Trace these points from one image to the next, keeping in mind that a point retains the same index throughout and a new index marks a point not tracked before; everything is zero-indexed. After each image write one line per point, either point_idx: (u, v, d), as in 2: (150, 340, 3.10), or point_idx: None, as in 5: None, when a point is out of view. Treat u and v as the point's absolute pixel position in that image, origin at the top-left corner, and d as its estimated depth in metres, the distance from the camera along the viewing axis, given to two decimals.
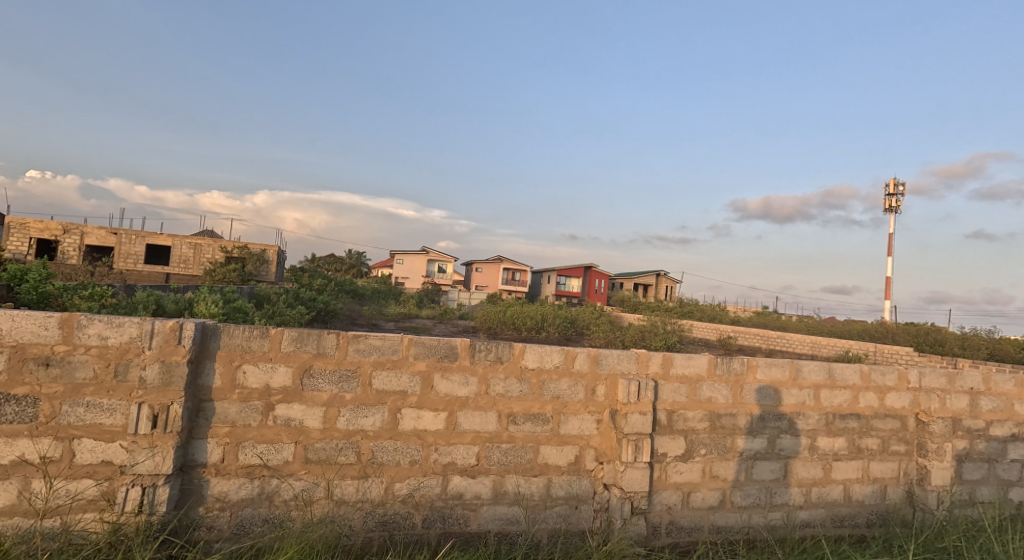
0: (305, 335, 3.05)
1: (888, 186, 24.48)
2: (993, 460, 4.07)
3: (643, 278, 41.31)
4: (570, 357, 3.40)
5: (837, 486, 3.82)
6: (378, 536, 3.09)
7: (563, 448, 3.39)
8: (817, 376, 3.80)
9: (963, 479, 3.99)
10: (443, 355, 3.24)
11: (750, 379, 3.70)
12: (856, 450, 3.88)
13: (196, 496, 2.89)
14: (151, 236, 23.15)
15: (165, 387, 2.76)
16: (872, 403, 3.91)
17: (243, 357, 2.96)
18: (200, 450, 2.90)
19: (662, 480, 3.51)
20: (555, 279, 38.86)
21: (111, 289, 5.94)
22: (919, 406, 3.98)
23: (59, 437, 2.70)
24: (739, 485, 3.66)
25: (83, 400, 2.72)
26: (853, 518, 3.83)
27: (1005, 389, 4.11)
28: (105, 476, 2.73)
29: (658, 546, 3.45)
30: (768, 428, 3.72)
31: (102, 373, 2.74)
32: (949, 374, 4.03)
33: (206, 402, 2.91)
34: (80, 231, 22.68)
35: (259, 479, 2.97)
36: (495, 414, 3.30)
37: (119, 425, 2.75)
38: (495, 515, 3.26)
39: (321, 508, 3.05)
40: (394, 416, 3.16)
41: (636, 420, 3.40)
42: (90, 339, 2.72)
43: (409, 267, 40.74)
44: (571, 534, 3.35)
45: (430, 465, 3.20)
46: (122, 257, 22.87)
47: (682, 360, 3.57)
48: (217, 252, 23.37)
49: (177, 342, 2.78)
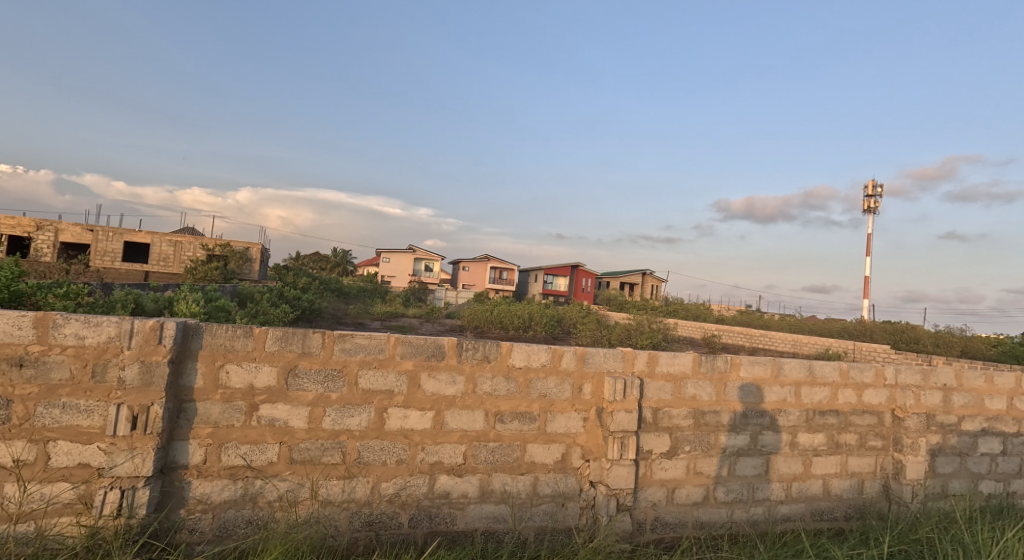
0: (290, 334, 3.02)
1: (866, 187, 25.01)
2: (965, 454, 4.19)
3: (627, 277, 41.63)
4: (557, 356, 3.42)
5: (817, 481, 3.90)
6: (364, 537, 3.07)
7: (549, 447, 3.41)
8: (798, 374, 3.88)
9: (936, 473, 4.11)
10: (430, 354, 3.23)
11: (734, 376, 3.76)
12: (835, 445, 3.96)
13: (177, 498, 2.84)
14: (129, 233, 22.64)
15: (146, 387, 2.71)
16: (850, 400, 4.00)
17: (226, 357, 2.92)
18: (181, 451, 2.85)
19: (647, 477, 3.55)
20: (540, 277, 39.00)
21: (87, 287, 5.80)
22: (894, 402, 4.08)
23: (34, 439, 2.63)
24: (722, 481, 3.71)
25: (59, 402, 2.65)
26: (832, 511, 3.92)
27: (976, 385, 4.24)
28: (82, 478, 2.67)
29: (643, 542, 3.49)
30: (750, 425, 3.79)
31: (79, 374, 2.68)
32: (924, 371, 4.14)
33: (187, 403, 2.86)
34: (55, 227, 22.07)
35: (243, 480, 2.93)
36: (482, 413, 3.30)
37: (96, 426, 2.69)
38: (481, 513, 3.27)
39: (306, 508, 3.02)
40: (381, 415, 3.15)
41: (622, 417, 3.43)
42: (66, 339, 2.65)
43: (394, 266, 40.53)
44: (558, 531, 3.37)
45: (416, 464, 3.19)
46: (99, 254, 22.31)
47: (667, 358, 3.62)
48: (197, 250, 22.94)
49: (158, 342, 2.73)
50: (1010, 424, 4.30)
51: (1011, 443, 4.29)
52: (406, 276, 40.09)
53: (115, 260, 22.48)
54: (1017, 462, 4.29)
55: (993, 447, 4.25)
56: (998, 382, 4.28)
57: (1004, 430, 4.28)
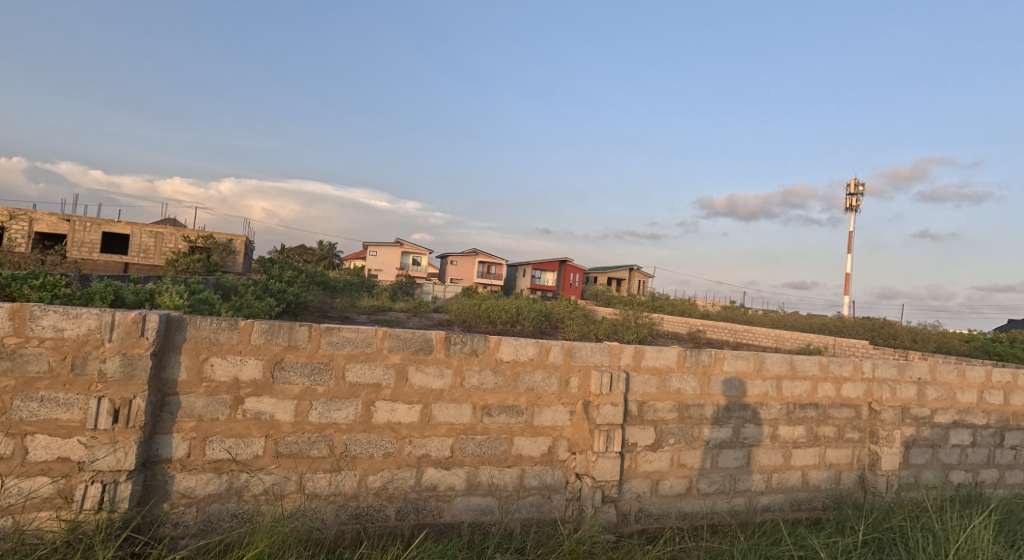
0: (275, 327, 2.99)
1: (848, 186, 25.51)
2: (937, 446, 4.32)
3: (614, 272, 41.97)
4: (544, 350, 3.45)
5: (796, 472, 3.99)
6: (351, 529, 3.07)
7: (536, 439, 3.44)
8: (780, 368, 3.96)
9: (909, 464, 4.23)
10: (418, 347, 3.23)
11: (717, 370, 3.82)
12: (814, 437, 4.05)
13: (161, 492, 2.81)
14: (107, 224, 22.19)
15: (128, 380, 2.67)
16: (829, 393, 4.10)
17: (210, 350, 2.88)
18: (164, 445, 2.82)
19: (632, 469, 3.60)
20: (529, 272, 39.28)
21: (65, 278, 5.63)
22: (871, 395, 4.19)
23: (11, 433, 2.58)
24: (705, 473, 3.78)
25: (37, 395, 2.61)
26: (810, 501, 4.02)
27: (949, 379, 4.36)
28: (62, 473, 2.63)
29: (628, 532, 3.55)
30: (733, 418, 3.86)
31: (58, 366, 2.63)
32: (900, 365, 4.24)
33: (171, 395, 2.83)
34: (29, 216, 21.55)
35: (228, 474, 2.91)
36: (469, 406, 3.32)
37: (77, 420, 2.64)
38: (469, 505, 3.29)
39: (292, 502, 3.01)
40: (368, 409, 3.14)
41: (608, 410, 3.47)
42: (44, 331, 2.60)
43: (381, 259, 40.32)
44: (544, 523, 3.41)
45: (404, 457, 3.20)
46: (76, 246, 21.85)
47: (652, 352, 3.66)
48: (179, 242, 22.59)
49: (140, 334, 2.69)
50: (980, 416, 4.43)
51: (981, 435, 4.43)
52: (394, 269, 40.00)
53: (93, 251, 22.05)
54: (986, 453, 4.43)
55: (964, 439, 4.39)
56: (970, 376, 4.41)
57: (974, 423, 4.42)
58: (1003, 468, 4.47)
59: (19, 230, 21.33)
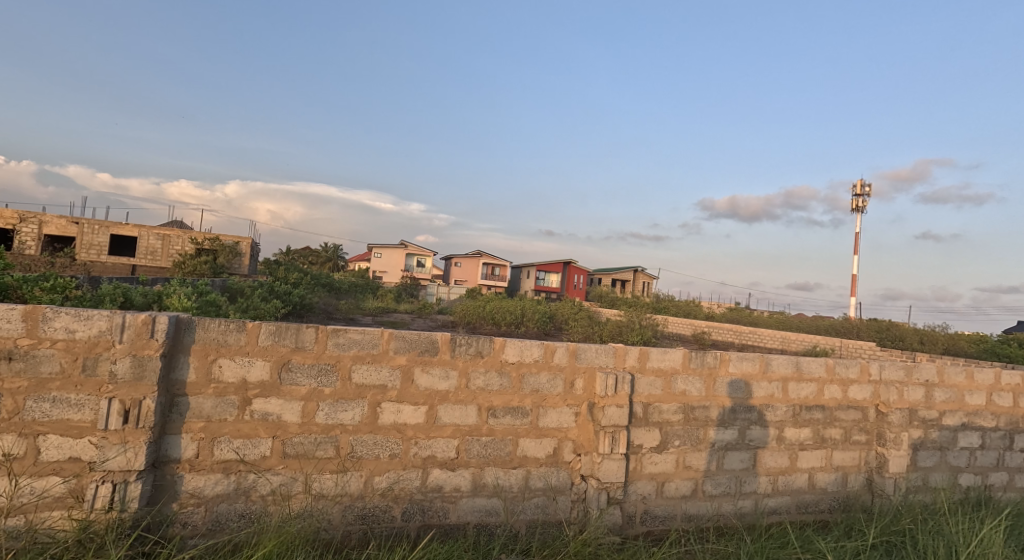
0: (282, 329, 3.01)
1: (854, 187, 25.36)
2: (945, 448, 4.30)
3: (619, 273, 41.97)
4: (549, 351, 3.46)
5: (803, 475, 3.98)
6: (357, 530, 3.09)
7: (541, 441, 3.44)
8: (785, 369, 3.96)
9: (917, 466, 4.21)
10: (423, 349, 3.25)
11: (722, 372, 3.82)
12: (820, 439, 4.05)
13: (169, 492, 2.84)
14: (114, 226, 22.37)
15: (138, 381, 2.71)
16: (836, 395, 4.09)
17: (218, 351, 2.92)
18: (174, 446, 2.85)
19: (637, 471, 3.61)
20: (533, 273, 39.33)
21: (73, 280, 5.67)
22: (878, 397, 4.17)
23: (24, 433, 2.62)
24: (710, 475, 3.78)
25: (49, 396, 2.64)
26: (816, 504, 4.01)
27: (956, 381, 4.34)
28: (73, 472, 2.66)
29: (633, 533, 3.56)
30: (738, 419, 3.85)
31: (70, 367, 2.66)
32: (908, 367, 4.22)
33: (179, 397, 2.86)
34: (38, 219, 21.73)
35: (236, 475, 2.93)
36: (474, 408, 3.34)
37: (87, 420, 2.67)
38: (474, 506, 3.30)
39: (299, 502, 3.04)
40: (374, 410, 3.17)
41: (613, 412, 3.48)
42: (56, 332, 2.64)
43: (385, 260, 40.45)
44: (549, 525, 3.42)
45: (409, 458, 3.22)
46: (84, 248, 22.01)
47: (658, 354, 3.67)
48: (186, 244, 22.75)
49: (149, 335, 2.72)
50: (989, 418, 4.41)
51: (990, 437, 4.41)
52: (398, 271, 40.11)
53: (100, 254, 22.19)
54: (994, 456, 4.41)
55: (972, 441, 4.36)
56: (978, 378, 4.39)
57: (983, 425, 4.40)
58: (1012, 471, 4.44)
59: (27, 233, 21.50)
